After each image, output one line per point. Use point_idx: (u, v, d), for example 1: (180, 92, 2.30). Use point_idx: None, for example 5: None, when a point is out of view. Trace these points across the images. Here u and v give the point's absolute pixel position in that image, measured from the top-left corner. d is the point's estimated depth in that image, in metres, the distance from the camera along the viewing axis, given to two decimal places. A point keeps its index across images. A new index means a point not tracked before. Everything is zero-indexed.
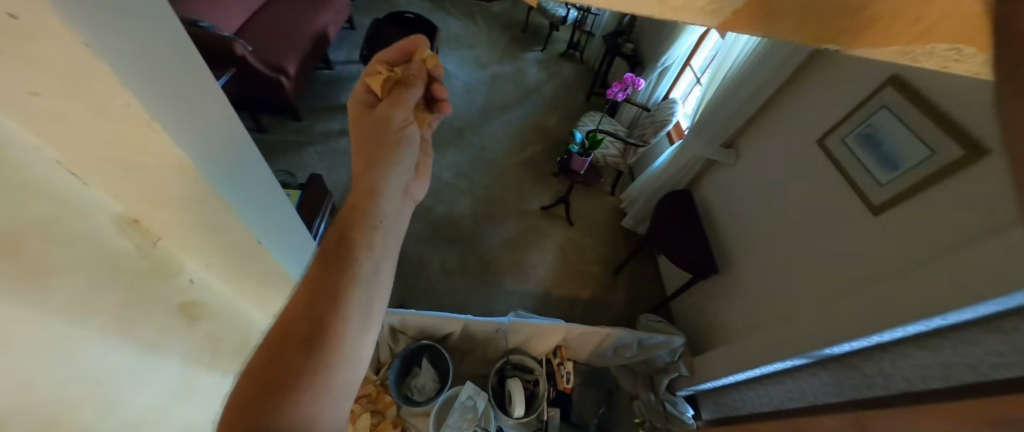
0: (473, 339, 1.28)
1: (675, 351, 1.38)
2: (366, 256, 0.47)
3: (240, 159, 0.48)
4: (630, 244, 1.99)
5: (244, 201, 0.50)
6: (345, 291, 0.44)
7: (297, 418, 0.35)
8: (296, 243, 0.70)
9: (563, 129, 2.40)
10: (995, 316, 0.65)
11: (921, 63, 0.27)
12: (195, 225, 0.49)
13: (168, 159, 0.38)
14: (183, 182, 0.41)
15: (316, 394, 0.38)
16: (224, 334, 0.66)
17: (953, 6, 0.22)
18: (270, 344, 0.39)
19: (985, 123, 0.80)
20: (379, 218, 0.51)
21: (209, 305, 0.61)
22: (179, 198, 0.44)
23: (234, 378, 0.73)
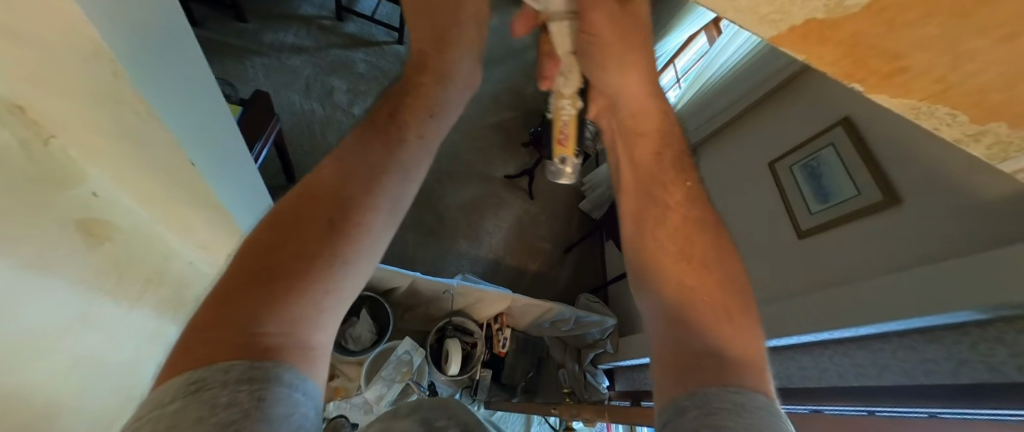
0: (419, 296, 1.24)
1: (606, 330, 1.48)
2: (391, 167, 0.44)
3: (172, 59, 0.38)
4: (583, 226, 2.06)
5: (183, 118, 0.41)
6: (364, 204, 0.40)
7: (293, 313, 0.32)
8: (241, 180, 0.61)
9: (540, 99, 2.34)
10: (868, 337, 0.77)
11: (919, 121, 0.27)
12: (115, 137, 0.40)
13: (73, 40, 0.28)
14: (90, 74, 0.31)
15: (312, 297, 0.34)
16: (136, 261, 0.56)
17: (974, 74, 0.22)
18: (271, 237, 0.36)
19: (907, 173, 0.85)
20: (411, 139, 0.47)
21: (119, 224, 0.52)
22: (89, 94, 0.33)
23: (158, 313, 0.65)
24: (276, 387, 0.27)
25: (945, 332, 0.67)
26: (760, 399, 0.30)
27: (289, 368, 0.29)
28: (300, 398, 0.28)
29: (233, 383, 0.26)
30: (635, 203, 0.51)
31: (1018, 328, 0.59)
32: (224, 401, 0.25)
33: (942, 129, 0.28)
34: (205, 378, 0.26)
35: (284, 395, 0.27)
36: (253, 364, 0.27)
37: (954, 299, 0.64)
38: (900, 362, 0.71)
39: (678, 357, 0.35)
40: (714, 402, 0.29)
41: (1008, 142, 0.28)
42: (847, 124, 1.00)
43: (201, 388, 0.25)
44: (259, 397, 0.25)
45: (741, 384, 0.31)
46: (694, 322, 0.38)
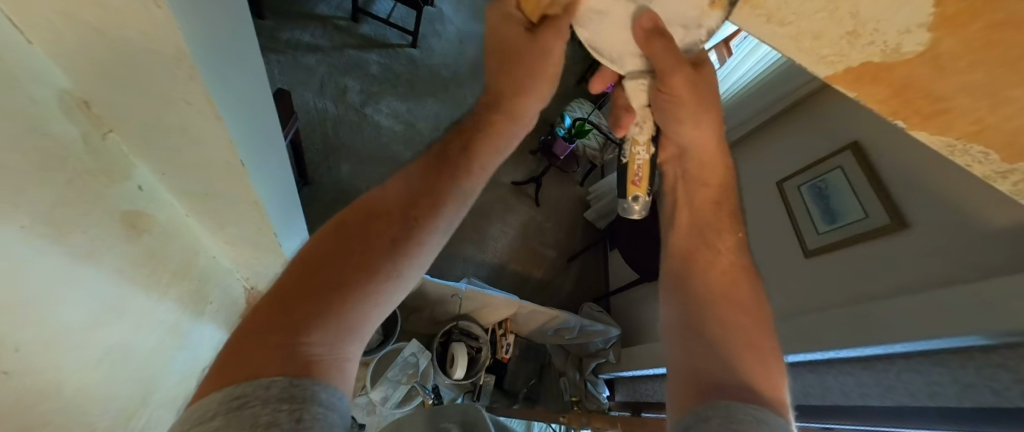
0: (426, 299, 1.25)
1: (609, 340, 1.50)
2: (456, 188, 0.42)
3: (235, 64, 0.40)
4: (588, 236, 2.07)
5: (238, 121, 0.42)
6: (428, 222, 0.38)
7: (339, 326, 0.31)
8: (275, 180, 0.62)
9: (549, 107, 2.37)
10: (872, 357, 0.79)
11: (953, 157, 0.29)
12: (170, 134, 0.41)
13: (160, 46, 0.29)
14: (169, 77, 0.33)
15: (361, 313, 0.33)
16: (168, 254, 0.57)
17: (1009, 119, 0.24)
18: (338, 242, 0.35)
19: (913, 199, 0.87)
20: (481, 158, 0.46)
21: (158, 217, 0.53)
22: (159, 94, 0.35)
23: (182, 306, 0.66)
24: (315, 407, 0.26)
25: (948, 356, 0.69)
26: (777, 418, 0.32)
27: (326, 387, 0.28)
28: (335, 418, 0.27)
29: (275, 399, 0.25)
30: (684, 235, 0.52)
31: (1020, 355, 0.60)
32: (265, 420, 0.24)
33: (974, 166, 0.30)
34: (249, 394, 0.25)
35: (321, 417, 0.26)
36: (294, 381, 0.27)
37: (957, 324, 0.65)
38: (904, 383, 0.72)
39: (700, 381, 0.37)
40: (733, 414, 0.31)
41: None
42: (856, 148, 1.02)
43: (245, 403, 0.25)
44: (299, 419, 0.25)
45: (759, 404, 0.33)
46: (716, 349, 0.40)
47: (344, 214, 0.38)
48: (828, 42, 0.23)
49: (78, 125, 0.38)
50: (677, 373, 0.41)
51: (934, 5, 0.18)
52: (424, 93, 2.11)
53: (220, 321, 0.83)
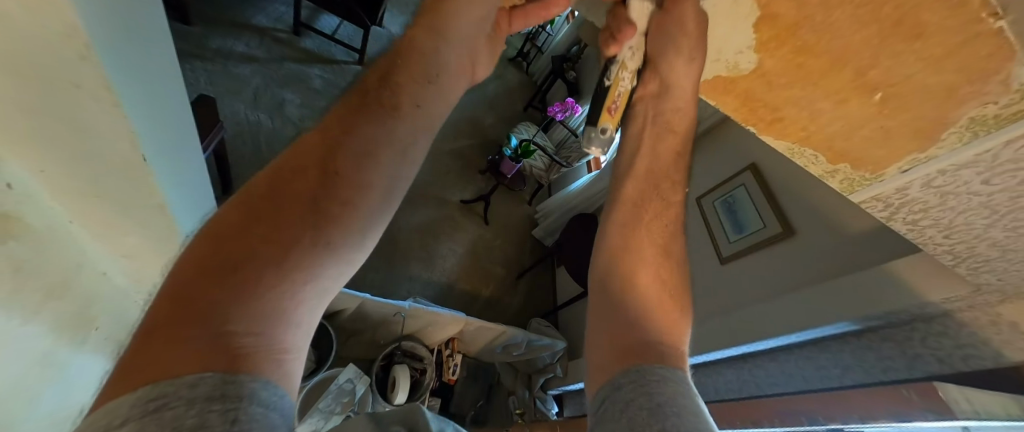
0: (367, 320, 1.21)
1: (556, 354, 1.53)
2: (386, 138, 0.39)
3: (136, 50, 0.39)
4: (536, 253, 2.13)
5: (139, 109, 0.41)
6: (350, 180, 0.36)
7: (262, 310, 0.28)
8: (183, 178, 0.59)
9: (497, 129, 2.45)
10: (770, 351, 0.92)
11: (795, 158, 0.38)
12: (63, 128, 0.39)
13: (46, 23, 0.28)
14: (56, 57, 0.31)
15: (287, 290, 0.30)
16: (39, 265, 0.51)
17: (821, 128, 0.32)
18: (246, 211, 0.31)
19: (798, 210, 1.02)
20: (412, 104, 0.42)
21: (29, 222, 0.48)
22: (43, 77, 0.33)
23: (60, 328, 0.57)
24: (253, 407, 0.24)
25: (831, 342, 0.81)
26: (678, 373, 0.37)
27: (261, 382, 0.25)
28: (277, 419, 0.25)
29: (203, 399, 0.22)
30: (631, 200, 0.50)
31: (880, 337, 0.73)
32: (190, 423, 0.21)
33: (810, 167, 0.38)
34: (167, 395, 0.22)
35: (261, 416, 0.24)
36: (229, 379, 0.24)
37: (833, 312, 0.76)
38: (801, 369, 0.85)
39: (617, 339, 0.40)
40: (643, 379, 0.35)
41: (853, 178, 0.38)
42: (754, 170, 1.17)
43: (165, 405, 0.21)
44: (235, 421, 0.22)
45: (667, 362, 0.37)
46: (629, 303, 0.43)
47: (251, 181, 0.34)
48: None
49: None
50: (592, 332, 0.44)
51: None
52: None
53: (114, 347, 0.74)
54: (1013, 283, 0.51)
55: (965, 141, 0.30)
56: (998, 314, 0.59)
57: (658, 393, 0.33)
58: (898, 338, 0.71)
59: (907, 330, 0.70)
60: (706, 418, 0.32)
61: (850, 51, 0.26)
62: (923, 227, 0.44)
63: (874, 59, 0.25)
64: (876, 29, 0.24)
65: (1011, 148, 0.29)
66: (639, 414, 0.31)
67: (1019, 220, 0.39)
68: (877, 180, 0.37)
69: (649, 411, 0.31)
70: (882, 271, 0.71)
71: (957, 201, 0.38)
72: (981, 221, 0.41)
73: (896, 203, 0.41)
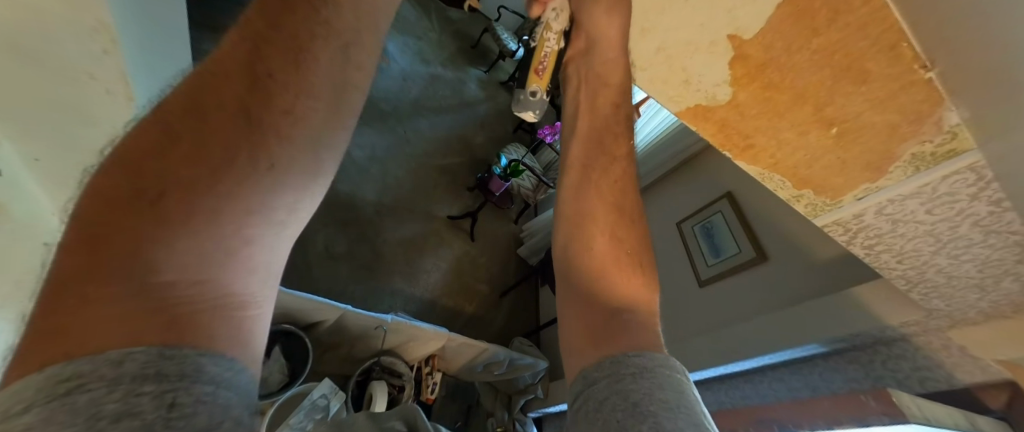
0: (346, 333, 1.17)
1: (537, 374, 1.53)
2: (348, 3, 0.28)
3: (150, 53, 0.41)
4: (520, 271, 2.14)
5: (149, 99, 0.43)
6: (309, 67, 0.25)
7: (195, 256, 0.20)
8: None
9: (486, 148, 2.49)
10: (740, 372, 0.96)
11: (765, 183, 0.41)
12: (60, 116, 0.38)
13: (80, 21, 0.30)
14: (80, 55, 0.33)
15: (238, 223, 0.21)
16: None
17: (787, 157, 0.36)
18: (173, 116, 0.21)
19: (770, 238, 1.06)
20: None
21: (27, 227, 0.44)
22: (58, 79, 0.34)
23: None
24: (199, 384, 0.16)
25: (803, 364, 0.84)
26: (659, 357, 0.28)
27: (211, 353, 0.18)
28: (230, 398, 0.18)
29: (132, 378, 0.15)
30: (576, 173, 0.40)
31: (846, 359, 0.77)
32: (111, 409, 0.14)
33: (778, 191, 0.42)
34: (77, 379, 0.14)
35: (210, 399, 0.16)
36: (167, 352, 0.16)
37: (802, 335, 0.80)
38: (775, 390, 0.88)
39: (581, 325, 0.32)
40: (622, 370, 0.27)
41: (816, 204, 0.42)
42: (730, 197, 1.22)
43: (84, 384, 0.14)
44: (173, 404, 0.15)
45: (637, 344, 0.29)
46: (592, 279, 0.34)
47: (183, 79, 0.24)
48: (672, 86, 0.33)
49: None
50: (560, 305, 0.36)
51: (734, 49, 0.29)
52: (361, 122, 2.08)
53: None
54: (959, 308, 0.57)
55: (907, 175, 0.35)
56: (948, 338, 0.64)
57: (633, 388, 0.25)
58: (863, 360, 0.75)
59: (870, 352, 0.74)
60: (693, 407, 0.25)
61: (809, 86, 0.29)
62: (878, 252, 0.48)
63: (829, 96, 0.30)
64: (830, 71, 0.28)
65: (947, 182, 0.35)
66: (615, 418, 0.24)
67: (958, 248, 0.43)
68: (836, 206, 0.41)
69: (626, 412, 0.24)
70: (848, 296, 0.74)
71: (906, 229, 0.43)
72: (928, 248, 0.45)
73: (855, 228, 0.45)
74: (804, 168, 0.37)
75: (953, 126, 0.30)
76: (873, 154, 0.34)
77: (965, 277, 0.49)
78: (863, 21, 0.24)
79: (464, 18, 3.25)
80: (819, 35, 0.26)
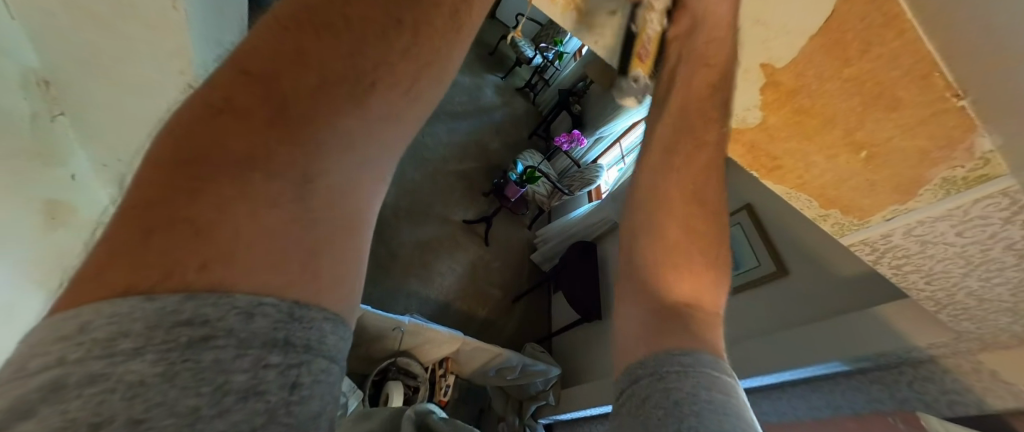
0: (363, 334, 1.18)
1: (549, 381, 1.53)
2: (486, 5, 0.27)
3: None
4: (534, 277, 2.15)
5: None
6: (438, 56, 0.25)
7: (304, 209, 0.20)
8: None
9: (501, 153, 2.52)
10: (756, 388, 0.95)
11: (791, 201, 0.42)
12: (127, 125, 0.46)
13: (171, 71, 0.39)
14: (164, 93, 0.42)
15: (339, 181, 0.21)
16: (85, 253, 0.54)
17: (817, 177, 0.37)
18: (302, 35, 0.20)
19: (792, 252, 1.05)
20: None
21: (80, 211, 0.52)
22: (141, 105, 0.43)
23: None
24: (319, 359, 0.17)
25: (825, 382, 0.83)
26: (707, 357, 0.26)
27: (329, 319, 0.18)
28: (336, 375, 0.19)
29: (260, 343, 0.15)
30: (647, 174, 0.37)
31: (870, 378, 0.76)
32: (238, 383, 0.14)
33: (805, 209, 0.43)
34: (210, 330, 0.14)
35: (312, 385, 0.17)
36: (294, 313, 0.17)
37: (822, 352, 0.80)
38: (793, 408, 0.87)
39: (633, 325, 0.30)
40: (665, 367, 0.25)
41: (843, 223, 0.42)
42: (749, 211, 1.20)
43: (209, 338, 0.14)
44: (294, 385, 0.16)
45: (693, 344, 0.27)
46: (652, 281, 0.32)
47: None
48: (703, 110, 0.34)
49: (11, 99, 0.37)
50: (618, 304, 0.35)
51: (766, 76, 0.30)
52: None
53: None
54: (992, 331, 0.55)
55: (938, 197, 0.35)
56: (979, 361, 0.63)
57: (675, 386, 0.24)
58: (887, 381, 0.74)
59: (895, 373, 0.73)
60: (748, 419, 0.23)
61: (840, 112, 0.30)
62: (906, 272, 0.48)
63: (859, 122, 0.30)
64: (859, 98, 0.29)
65: (978, 206, 0.35)
66: (656, 414, 0.23)
67: (990, 271, 0.43)
68: (864, 225, 0.41)
69: (666, 409, 0.23)
70: (872, 314, 0.73)
71: (935, 250, 0.43)
72: (958, 270, 0.45)
73: (882, 248, 0.45)
74: (831, 188, 0.38)
75: (986, 153, 0.30)
76: (903, 177, 0.34)
77: (998, 300, 0.48)
78: (897, 52, 0.25)
79: (482, 25, 3.29)
80: (850, 66, 0.27)
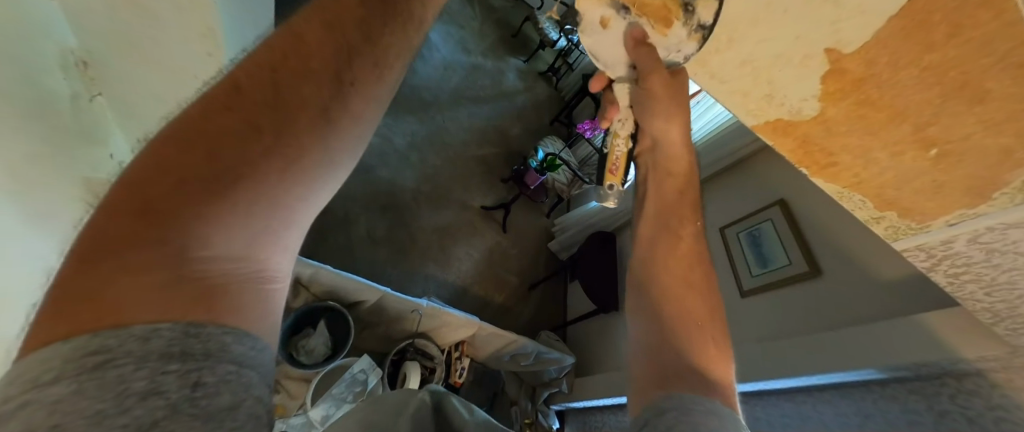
0: (383, 314, 1.21)
1: (562, 369, 1.54)
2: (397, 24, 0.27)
3: None
4: (551, 265, 2.14)
5: None
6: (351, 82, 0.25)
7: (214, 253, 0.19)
8: None
9: (522, 139, 2.48)
10: (779, 389, 0.92)
11: (840, 201, 0.39)
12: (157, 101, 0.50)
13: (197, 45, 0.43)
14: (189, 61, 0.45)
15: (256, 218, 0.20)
16: None
17: (874, 175, 0.34)
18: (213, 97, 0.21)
19: (827, 252, 1.00)
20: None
21: None
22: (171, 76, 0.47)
23: None
24: (221, 363, 0.17)
25: (856, 388, 0.79)
26: (719, 406, 0.30)
27: (230, 332, 0.18)
28: (252, 377, 0.18)
29: (158, 355, 0.16)
30: (652, 225, 0.45)
31: (906, 388, 0.72)
32: (138, 387, 0.15)
33: (856, 211, 0.40)
34: (112, 348, 0.15)
35: (224, 380, 0.17)
36: (191, 329, 0.17)
37: (854, 358, 0.76)
38: (819, 413, 0.83)
39: (652, 371, 0.35)
40: (686, 406, 0.29)
41: (899, 226, 0.39)
42: (783, 205, 1.15)
43: (111, 360, 0.15)
44: (196, 384, 0.16)
45: (706, 392, 0.31)
46: (666, 330, 0.38)
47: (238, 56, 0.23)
48: (752, 100, 0.32)
49: (53, 78, 0.43)
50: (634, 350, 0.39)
51: (828, 63, 0.27)
52: (403, 109, 2.12)
53: None
54: None
55: (1014, 204, 0.31)
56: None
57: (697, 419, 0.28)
58: (926, 392, 0.70)
59: (937, 384, 0.69)
60: None
61: (911, 103, 0.27)
62: (963, 281, 0.44)
63: (935, 114, 0.27)
64: (940, 88, 0.25)
65: None
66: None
67: None
68: (922, 230, 0.38)
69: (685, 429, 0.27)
70: (914, 322, 0.69)
71: (1002, 260, 0.39)
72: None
73: (940, 255, 0.41)
74: (889, 189, 0.35)
75: None
76: (978, 179, 0.30)
77: None
78: (991, 37, 0.21)
79: (506, 5, 3.20)
80: (935, 51, 0.23)
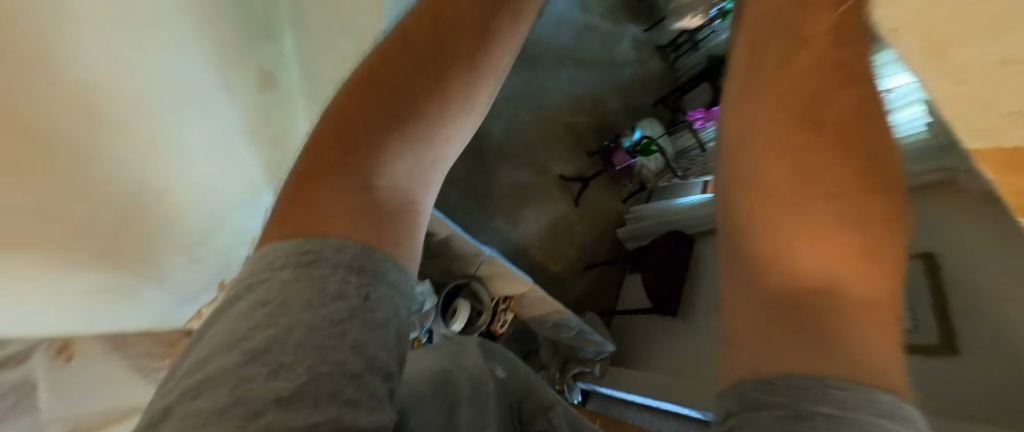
0: (449, 250, 1.27)
1: (600, 353, 1.53)
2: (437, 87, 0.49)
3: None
4: (615, 250, 2.08)
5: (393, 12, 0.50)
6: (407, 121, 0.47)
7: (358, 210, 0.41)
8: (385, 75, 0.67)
9: (621, 114, 2.33)
10: None
11: None
12: None
13: None
14: None
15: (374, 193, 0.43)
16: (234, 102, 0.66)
17: None
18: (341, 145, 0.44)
19: (980, 335, 0.78)
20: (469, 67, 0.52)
21: None
22: None
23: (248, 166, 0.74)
24: (378, 289, 0.37)
25: None
26: (884, 403, 0.31)
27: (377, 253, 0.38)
28: (396, 296, 0.38)
29: (343, 268, 0.36)
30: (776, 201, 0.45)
31: None
32: (333, 291, 0.35)
33: None
34: (320, 252, 0.37)
35: (378, 293, 0.37)
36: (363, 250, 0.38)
37: None
38: None
39: (782, 350, 0.37)
40: (811, 390, 0.32)
41: None
42: (925, 259, 0.91)
43: (320, 273, 0.35)
44: (366, 296, 0.36)
45: (854, 382, 0.32)
46: (814, 319, 0.38)
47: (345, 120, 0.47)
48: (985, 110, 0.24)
49: None
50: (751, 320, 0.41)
51: None
52: None
53: None
54: None
55: None
56: None
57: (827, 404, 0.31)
58: None
59: None
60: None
61: None
62: None
63: None
64: None
65: None
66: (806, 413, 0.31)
67: None
68: None
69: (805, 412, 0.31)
70: None
71: None
72: None
73: None
74: None
75: None
76: None
77: None
78: None
79: None
80: None
